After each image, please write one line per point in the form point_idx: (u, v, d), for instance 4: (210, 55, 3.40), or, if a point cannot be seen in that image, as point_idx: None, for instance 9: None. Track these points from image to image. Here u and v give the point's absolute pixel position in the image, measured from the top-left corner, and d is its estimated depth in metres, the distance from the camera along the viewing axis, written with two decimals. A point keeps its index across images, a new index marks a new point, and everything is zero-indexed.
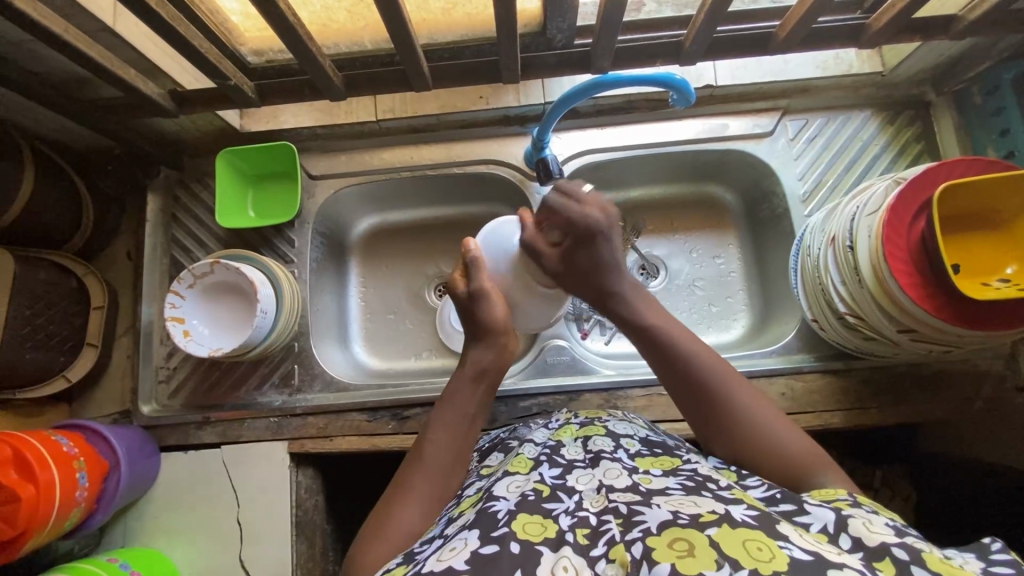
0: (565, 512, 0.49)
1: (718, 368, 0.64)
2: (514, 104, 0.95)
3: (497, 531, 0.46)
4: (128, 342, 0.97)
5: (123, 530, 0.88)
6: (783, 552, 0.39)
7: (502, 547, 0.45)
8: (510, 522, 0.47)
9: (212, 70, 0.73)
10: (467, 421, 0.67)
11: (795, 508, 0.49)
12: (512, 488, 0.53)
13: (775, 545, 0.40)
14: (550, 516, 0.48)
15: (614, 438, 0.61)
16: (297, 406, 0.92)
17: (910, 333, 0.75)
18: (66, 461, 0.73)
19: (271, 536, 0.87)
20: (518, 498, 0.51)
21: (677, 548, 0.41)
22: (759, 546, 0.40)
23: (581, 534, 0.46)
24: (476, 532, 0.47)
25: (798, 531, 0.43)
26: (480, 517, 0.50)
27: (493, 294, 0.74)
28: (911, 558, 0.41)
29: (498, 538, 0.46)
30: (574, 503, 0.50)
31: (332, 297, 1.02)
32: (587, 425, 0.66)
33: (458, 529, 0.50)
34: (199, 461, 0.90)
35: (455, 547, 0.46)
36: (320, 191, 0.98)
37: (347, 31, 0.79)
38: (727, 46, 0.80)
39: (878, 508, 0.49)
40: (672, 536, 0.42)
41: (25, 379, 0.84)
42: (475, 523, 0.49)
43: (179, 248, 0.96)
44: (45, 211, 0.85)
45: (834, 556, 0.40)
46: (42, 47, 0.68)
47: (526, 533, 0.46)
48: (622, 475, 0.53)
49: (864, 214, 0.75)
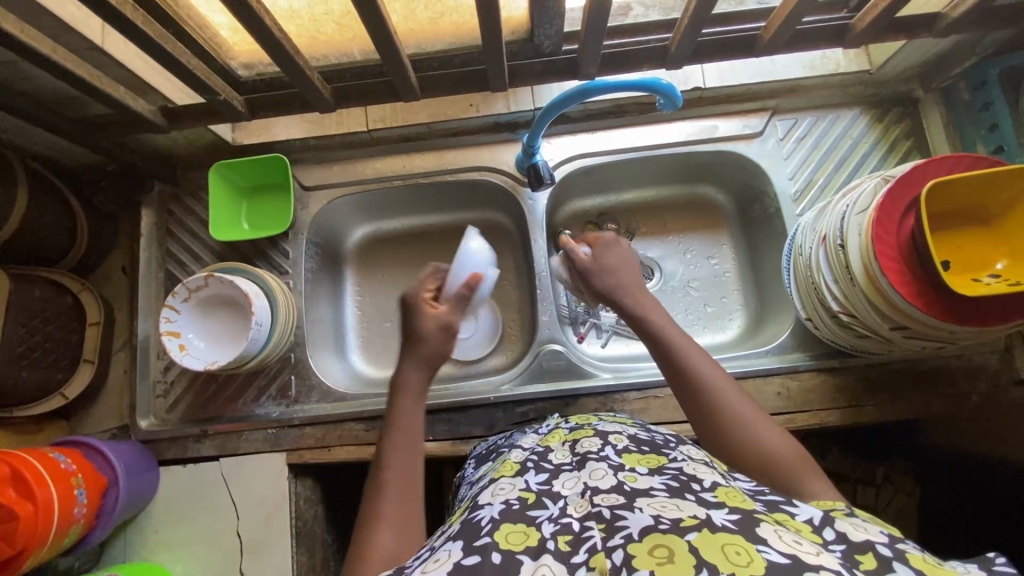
0: (549, 518, 0.49)
1: (709, 372, 0.64)
2: (503, 112, 0.95)
3: (479, 541, 0.47)
4: (126, 357, 0.98)
5: (124, 545, 0.89)
6: (760, 555, 0.39)
7: (483, 558, 0.45)
8: (492, 532, 0.48)
9: (202, 86, 0.74)
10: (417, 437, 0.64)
11: (784, 500, 0.49)
12: (499, 494, 0.54)
13: (753, 550, 0.40)
14: (534, 524, 0.48)
15: (602, 437, 0.61)
16: (295, 417, 0.92)
17: (903, 331, 0.75)
18: (65, 479, 0.73)
19: (271, 547, 0.87)
20: (502, 506, 0.51)
21: (658, 554, 0.41)
22: (738, 550, 0.40)
23: (564, 540, 0.46)
24: (459, 543, 0.48)
25: (778, 531, 0.43)
26: (466, 526, 0.50)
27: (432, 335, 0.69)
28: (895, 556, 0.41)
29: (480, 548, 0.46)
30: (558, 509, 0.50)
31: (327, 306, 1.03)
32: (577, 429, 0.66)
33: (443, 539, 0.51)
34: (197, 475, 0.90)
35: (440, 558, 0.47)
36: (313, 202, 0.98)
37: (335, 44, 0.79)
38: (714, 48, 0.80)
39: (869, 518, 0.49)
40: (654, 541, 0.42)
41: (23, 397, 0.84)
42: (460, 533, 0.49)
43: (175, 261, 0.97)
44: (38, 229, 0.85)
45: (812, 558, 0.40)
46: (30, 67, 0.68)
47: (508, 542, 0.47)
48: (607, 475, 0.53)
49: (854, 213, 0.75)
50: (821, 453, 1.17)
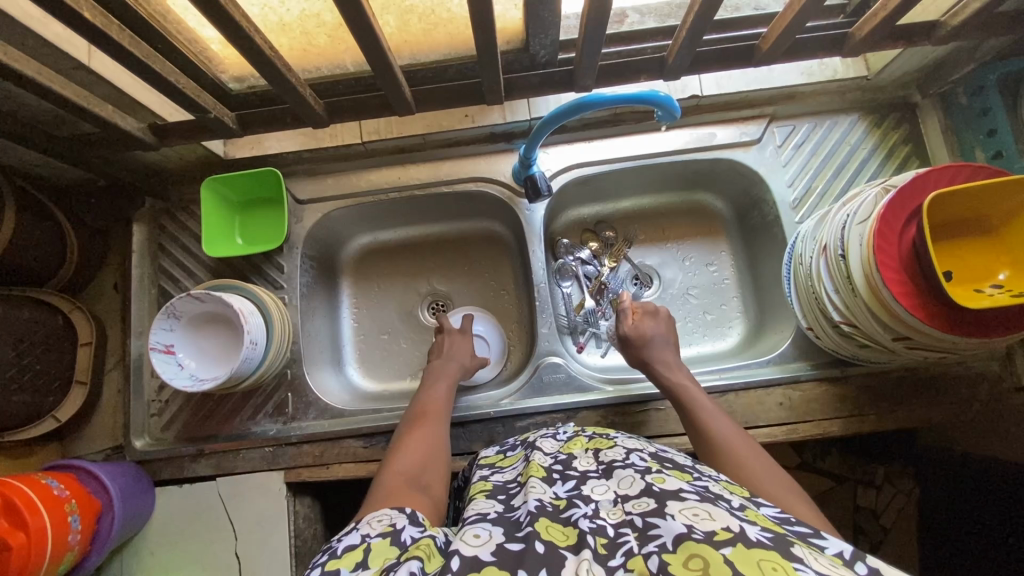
0: (585, 516, 0.49)
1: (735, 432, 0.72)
2: (500, 122, 0.94)
3: (521, 531, 0.48)
4: (118, 375, 0.96)
5: (120, 567, 0.87)
6: (798, 573, 0.39)
7: (527, 546, 0.46)
8: (533, 523, 0.49)
9: (191, 103, 0.72)
10: (444, 386, 0.85)
11: (811, 532, 0.48)
12: (532, 492, 0.54)
13: (791, 567, 0.39)
14: (570, 523, 0.49)
15: (624, 448, 0.62)
16: (293, 434, 0.90)
17: (905, 342, 0.74)
18: (58, 505, 0.72)
19: (270, 568, 0.86)
20: (537, 504, 0.52)
21: (693, 565, 0.40)
22: (774, 566, 0.39)
23: (600, 543, 0.45)
24: (500, 529, 0.49)
25: (814, 554, 0.42)
26: (503, 519, 0.51)
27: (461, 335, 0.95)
28: None
29: (523, 537, 0.47)
30: (592, 509, 0.50)
31: (323, 320, 1.01)
32: (597, 438, 0.66)
33: (477, 516, 0.52)
34: (194, 495, 0.89)
35: (479, 535, 0.49)
36: (308, 216, 0.97)
37: (326, 58, 0.78)
38: (711, 60, 0.79)
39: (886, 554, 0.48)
40: (688, 552, 0.41)
41: (12, 419, 0.83)
42: (497, 521, 0.51)
43: (168, 278, 0.95)
44: (28, 248, 0.84)
45: None
46: (15, 88, 0.66)
47: (550, 535, 0.47)
48: (636, 481, 0.53)
49: (854, 223, 0.75)
50: (820, 455, 1.17)
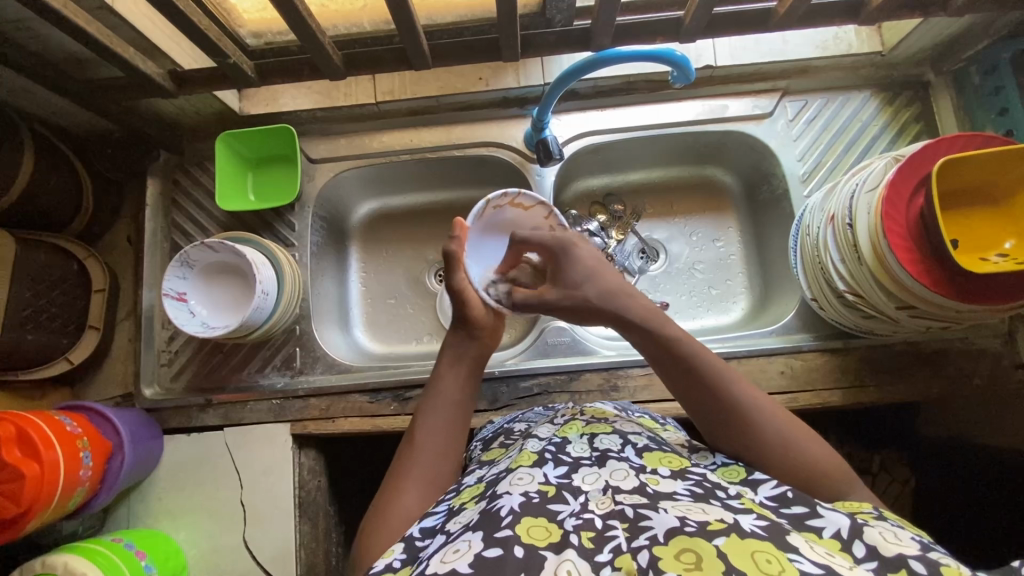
0: (571, 514, 0.48)
1: (740, 381, 0.60)
2: (513, 86, 0.95)
3: (500, 532, 0.45)
4: (129, 326, 0.98)
5: (128, 511, 0.89)
6: (792, 565, 0.40)
7: (506, 551, 0.44)
8: (514, 524, 0.46)
9: (211, 48, 0.72)
10: (463, 369, 0.72)
11: (807, 511, 0.49)
12: (517, 484, 0.51)
13: (785, 558, 0.41)
14: (555, 520, 0.47)
15: (621, 435, 0.59)
16: (300, 388, 0.92)
17: (910, 310, 0.75)
18: (71, 442, 0.73)
19: (275, 515, 0.87)
20: (522, 497, 0.49)
21: (685, 559, 0.41)
22: (768, 558, 0.41)
23: (587, 536, 0.45)
24: (480, 533, 0.46)
25: (809, 541, 0.43)
26: (484, 516, 0.48)
27: (473, 293, 0.75)
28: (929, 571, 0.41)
29: (502, 540, 0.45)
30: (580, 504, 0.49)
31: (332, 281, 1.02)
32: (595, 422, 0.63)
33: (462, 528, 0.49)
34: (202, 444, 0.90)
35: (459, 549, 0.45)
36: (320, 175, 0.98)
37: (346, 13, 0.79)
38: (726, 24, 0.79)
39: (904, 522, 0.49)
40: (680, 545, 0.42)
41: (26, 360, 0.85)
42: (478, 523, 0.47)
43: (180, 231, 0.96)
44: (45, 193, 0.85)
45: (847, 571, 0.41)
46: (39, 24, 0.68)
47: (530, 537, 0.45)
48: (629, 476, 0.51)
49: (863, 191, 0.75)
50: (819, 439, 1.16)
